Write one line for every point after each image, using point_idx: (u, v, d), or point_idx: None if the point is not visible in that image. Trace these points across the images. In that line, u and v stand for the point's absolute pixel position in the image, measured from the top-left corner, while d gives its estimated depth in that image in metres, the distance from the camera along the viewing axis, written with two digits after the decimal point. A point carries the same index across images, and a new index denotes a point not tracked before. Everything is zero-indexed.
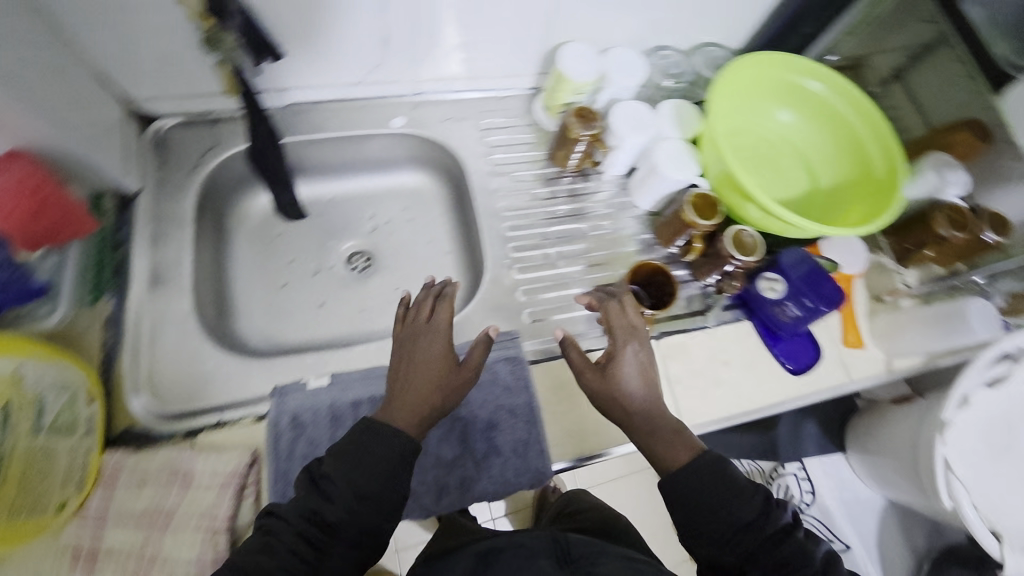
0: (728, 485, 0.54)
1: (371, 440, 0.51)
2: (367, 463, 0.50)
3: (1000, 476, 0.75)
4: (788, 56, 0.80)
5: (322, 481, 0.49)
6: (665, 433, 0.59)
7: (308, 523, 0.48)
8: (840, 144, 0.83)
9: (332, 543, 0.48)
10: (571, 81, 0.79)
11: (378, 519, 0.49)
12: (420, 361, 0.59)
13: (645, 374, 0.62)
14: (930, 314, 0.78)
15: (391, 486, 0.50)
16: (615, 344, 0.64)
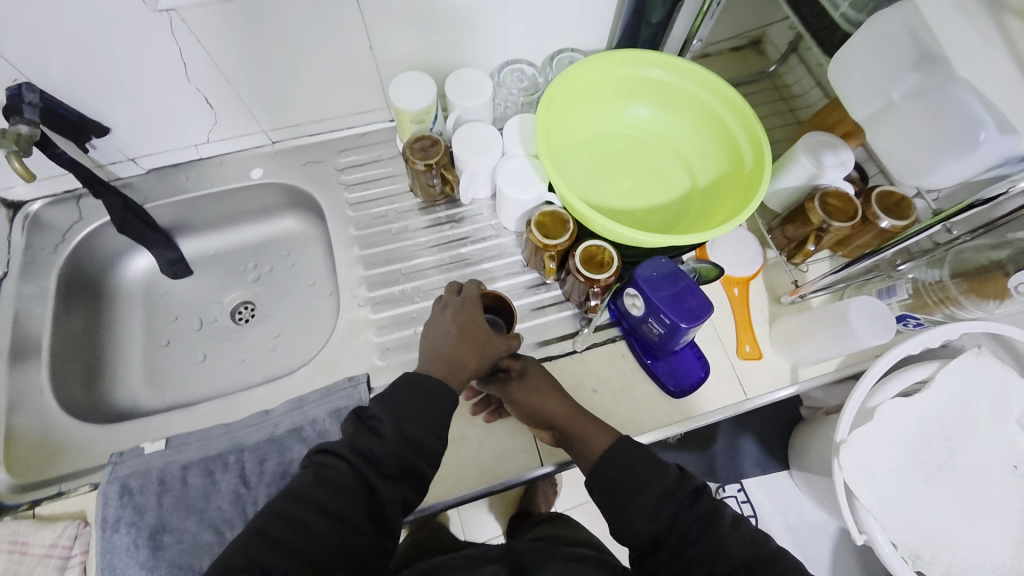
0: (649, 465, 0.52)
1: (419, 396, 0.53)
2: (417, 403, 0.52)
3: (923, 504, 0.63)
4: (632, 51, 0.75)
5: (373, 418, 0.52)
6: (591, 424, 0.59)
7: (363, 458, 0.49)
8: (708, 135, 0.76)
9: (394, 476, 0.50)
10: (406, 111, 0.77)
11: (423, 458, 0.52)
12: (466, 333, 0.59)
13: (555, 387, 0.64)
14: (826, 314, 0.67)
15: (439, 425, 0.53)
16: (525, 364, 0.66)
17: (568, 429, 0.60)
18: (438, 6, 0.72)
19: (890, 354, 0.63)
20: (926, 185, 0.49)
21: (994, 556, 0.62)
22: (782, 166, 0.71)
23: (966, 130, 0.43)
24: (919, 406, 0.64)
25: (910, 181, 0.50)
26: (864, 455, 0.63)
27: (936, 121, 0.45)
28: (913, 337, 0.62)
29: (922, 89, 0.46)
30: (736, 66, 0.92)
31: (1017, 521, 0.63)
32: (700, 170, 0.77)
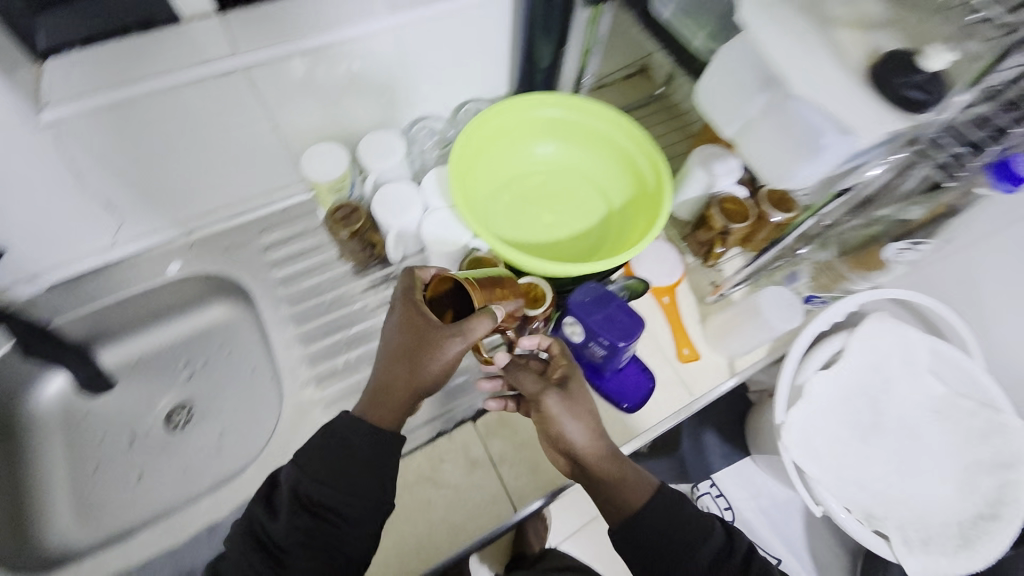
0: (684, 520, 0.55)
1: (313, 457, 0.52)
2: (319, 472, 0.51)
3: (861, 465, 0.69)
4: (528, 98, 0.80)
5: (277, 496, 0.52)
6: (625, 472, 0.56)
7: (263, 541, 0.51)
8: (613, 161, 0.82)
9: (292, 556, 0.50)
10: (320, 182, 0.77)
11: (329, 530, 0.51)
12: (390, 357, 0.53)
13: (585, 421, 0.57)
14: (746, 307, 0.72)
15: (345, 496, 0.51)
16: (536, 395, 0.57)
17: (594, 471, 0.56)
18: (336, 80, 0.74)
19: (806, 333, 0.70)
20: (790, 186, 0.54)
21: (932, 500, 0.67)
22: (681, 180, 0.77)
23: (816, 135, 0.49)
24: (840, 376, 0.71)
25: (775, 183, 0.55)
26: (802, 431, 0.68)
27: (791, 129, 0.51)
28: (820, 316, 0.69)
29: (771, 109, 0.52)
30: (629, 93, 0.98)
31: (944, 461, 0.70)
32: (611, 194, 0.83)
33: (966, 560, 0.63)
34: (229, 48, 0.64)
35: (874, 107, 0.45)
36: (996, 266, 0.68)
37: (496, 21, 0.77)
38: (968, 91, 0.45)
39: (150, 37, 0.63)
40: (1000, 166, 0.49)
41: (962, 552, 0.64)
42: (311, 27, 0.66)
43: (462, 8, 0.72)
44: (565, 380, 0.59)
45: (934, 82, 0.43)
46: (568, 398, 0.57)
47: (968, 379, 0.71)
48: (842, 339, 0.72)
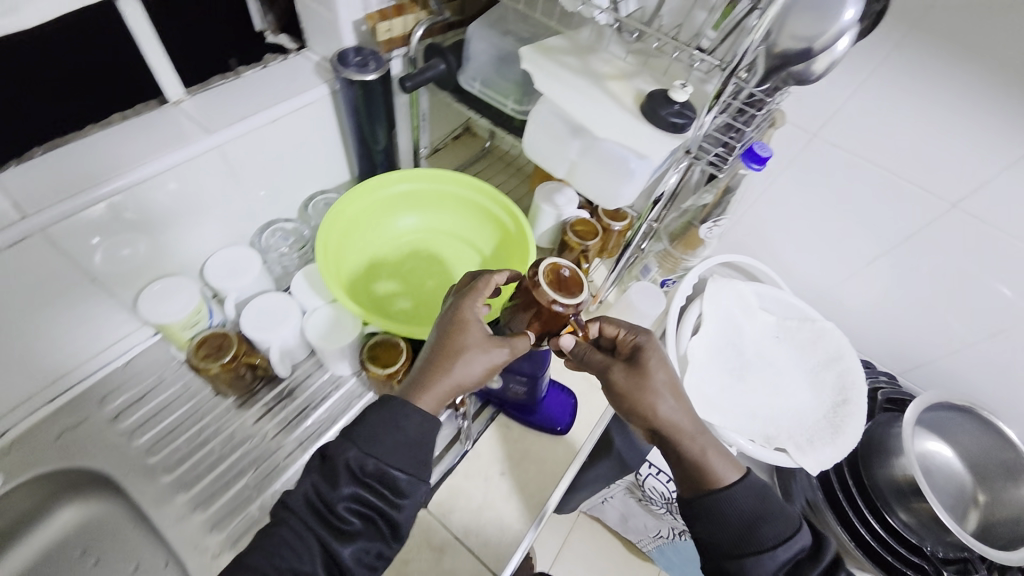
0: (770, 518, 0.52)
1: (382, 429, 0.48)
2: (378, 441, 0.48)
3: (748, 399, 0.83)
4: (374, 181, 0.82)
5: (334, 463, 0.47)
6: (710, 446, 0.56)
7: (321, 510, 0.46)
8: (473, 218, 0.88)
9: (354, 528, 0.46)
10: (169, 324, 0.68)
11: (388, 503, 0.47)
12: (449, 338, 0.52)
13: (666, 392, 0.57)
14: (620, 307, 0.81)
15: (404, 468, 0.48)
16: (612, 369, 0.58)
17: (679, 442, 0.56)
18: (161, 211, 0.68)
19: (673, 311, 0.85)
20: (617, 207, 0.65)
21: (803, 405, 0.83)
22: (534, 217, 0.87)
23: (624, 164, 0.60)
24: (707, 335, 0.86)
25: (606, 206, 0.65)
26: (699, 391, 0.80)
27: (605, 163, 0.62)
28: (678, 293, 0.85)
29: (585, 151, 0.63)
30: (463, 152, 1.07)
31: (799, 373, 0.87)
32: (479, 247, 0.87)
33: (843, 441, 0.78)
34: (15, 213, 0.56)
35: (656, 136, 0.58)
36: (774, 219, 0.90)
37: (321, 119, 0.79)
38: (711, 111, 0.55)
39: None
40: (749, 152, 0.62)
41: (837, 437, 0.78)
42: (124, 166, 0.62)
43: (285, 114, 0.73)
44: (640, 353, 0.58)
45: (686, 108, 0.58)
46: (644, 371, 0.57)
47: (787, 305, 0.92)
48: (698, 306, 0.87)
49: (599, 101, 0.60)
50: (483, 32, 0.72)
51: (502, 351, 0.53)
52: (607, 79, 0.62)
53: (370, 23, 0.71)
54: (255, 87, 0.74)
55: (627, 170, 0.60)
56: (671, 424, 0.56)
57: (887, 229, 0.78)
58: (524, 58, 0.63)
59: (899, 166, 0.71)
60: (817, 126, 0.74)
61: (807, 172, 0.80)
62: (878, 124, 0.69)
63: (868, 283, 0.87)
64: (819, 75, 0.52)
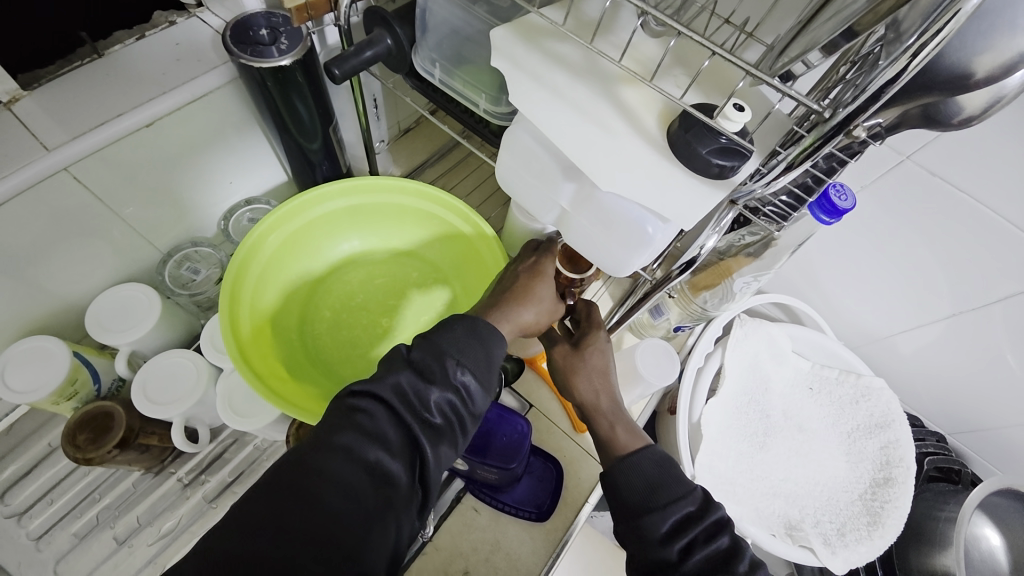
0: (665, 478, 0.44)
1: (474, 334, 0.42)
2: (464, 347, 0.41)
3: (769, 474, 0.69)
4: (306, 195, 0.62)
5: (424, 358, 0.40)
6: (625, 420, 0.50)
7: (409, 400, 0.38)
8: (439, 236, 0.68)
9: (440, 426, 0.39)
10: (31, 404, 0.53)
11: (472, 411, 0.41)
12: (529, 281, 0.52)
13: (602, 371, 0.53)
14: (622, 368, 0.66)
15: (486, 381, 0.42)
16: (555, 336, 0.56)
17: (592, 418, 0.51)
18: (7, 249, 0.51)
19: (689, 371, 0.69)
20: (626, 276, 0.46)
21: (836, 480, 0.70)
22: (512, 220, 0.63)
23: (639, 226, 0.41)
24: (726, 396, 0.70)
25: (610, 275, 0.46)
26: (709, 468, 0.66)
27: (609, 216, 0.43)
28: (697, 352, 0.70)
29: (583, 199, 0.44)
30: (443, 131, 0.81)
31: (830, 438, 0.73)
32: (450, 272, 0.68)
33: (881, 537, 0.66)
34: None
35: (689, 188, 0.38)
36: (825, 249, 0.70)
37: (229, 111, 0.59)
38: (806, 161, 0.35)
39: None
40: (818, 200, 0.41)
41: (875, 532, 0.66)
42: None
43: (165, 112, 0.53)
44: (586, 333, 0.55)
45: (743, 141, 0.36)
46: (582, 350, 0.54)
47: (828, 352, 0.74)
48: (719, 357, 0.70)
49: (605, 124, 0.40)
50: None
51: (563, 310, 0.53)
52: (621, 84, 0.41)
53: None
54: (126, 75, 0.54)
55: (644, 234, 0.41)
56: (589, 402, 0.52)
57: (978, 281, 0.59)
58: (494, 48, 0.42)
59: (1013, 209, 0.51)
60: (908, 146, 0.53)
61: (882, 203, 0.59)
62: (1002, 151, 0.48)
63: (937, 338, 0.69)
64: (967, 110, 0.32)
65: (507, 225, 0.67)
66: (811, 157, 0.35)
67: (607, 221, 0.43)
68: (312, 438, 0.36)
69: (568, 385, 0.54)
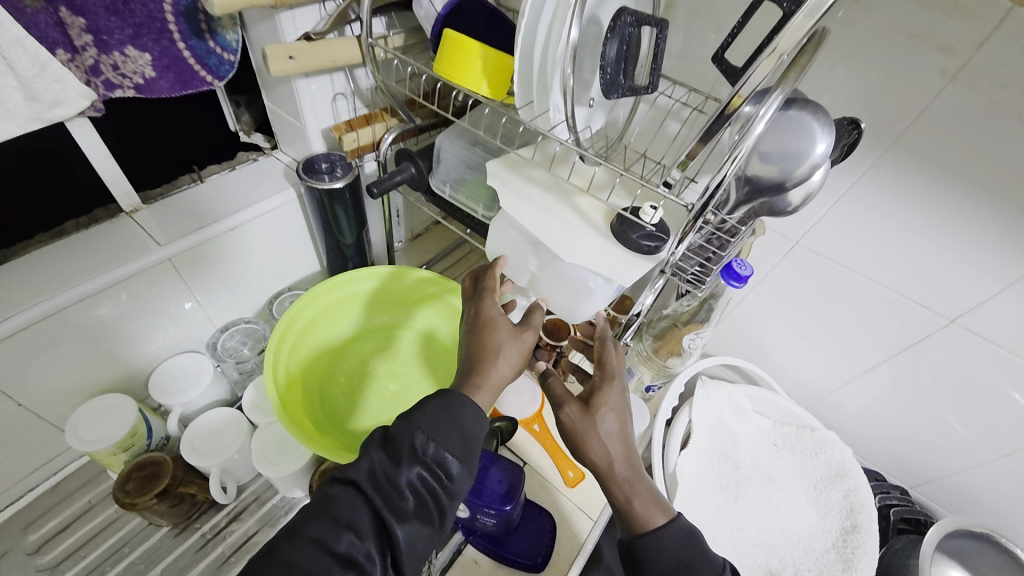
0: (692, 560, 0.44)
1: (445, 412, 0.45)
2: (439, 425, 0.44)
3: (746, 525, 0.75)
4: (330, 282, 0.78)
5: (398, 440, 0.44)
6: (643, 490, 0.48)
7: (381, 485, 0.43)
8: (435, 311, 0.83)
9: (410, 508, 0.42)
10: (93, 454, 0.62)
11: (445, 489, 0.44)
12: (481, 337, 0.51)
13: (621, 432, 0.49)
14: None
15: (460, 456, 0.45)
16: (562, 398, 0.51)
17: (606, 486, 0.49)
18: (103, 322, 0.64)
19: (659, 423, 0.79)
20: (577, 321, 0.62)
21: (808, 530, 0.76)
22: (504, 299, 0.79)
23: (585, 282, 0.58)
24: (697, 449, 0.79)
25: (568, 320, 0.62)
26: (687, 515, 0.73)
27: (568, 282, 0.59)
28: (664, 403, 0.79)
29: (547, 257, 0.60)
30: (448, 233, 1.01)
31: (799, 490, 0.80)
32: (445, 340, 0.82)
33: None
34: None
35: (627, 259, 0.54)
36: (762, 318, 0.85)
37: (288, 219, 0.78)
38: (690, 231, 0.51)
39: None
40: (726, 269, 0.58)
41: None
42: (53, 287, 0.60)
43: (244, 222, 0.72)
44: (595, 390, 0.51)
45: (658, 230, 0.54)
46: (594, 413, 0.49)
47: (785, 411, 0.84)
48: (687, 414, 0.80)
49: (566, 220, 0.57)
50: (453, 142, 0.72)
51: (529, 336, 0.53)
52: (576, 195, 0.60)
53: (337, 134, 0.72)
54: (217, 196, 0.73)
55: (586, 287, 0.57)
56: (606, 467, 0.48)
57: (882, 336, 0.73)
58: (490, 174, 0.62)
59: (881, 274, 0.67)
60: (794, 234, 0.72)
61: (791, 275, 0.76)
62: (857, 235, 0.66)
63: (870, 388, 0.80)
64: (796, 203, 0.51)
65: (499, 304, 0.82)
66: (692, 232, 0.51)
67: (564, 280, 0.59)
68: (289, 531, 0.41)
69: (580, 449, 0.49)
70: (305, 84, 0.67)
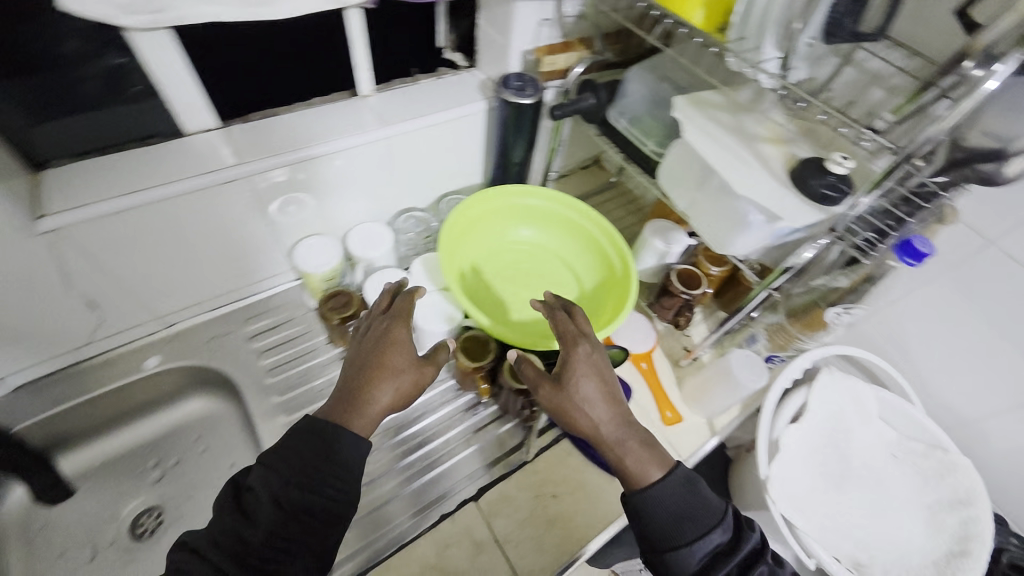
0: (692, 512, 0.51)
1: (313, 452, 0.50)
2: (312, 473, 0.50)
3: (842, 513, 0.74)
4: (492, 192, 0.89)
5: (260, 494, 0.49)
6: (635, 448, 0.53)
7: (228, 548, 0.47)
8: (574, 239, 0.93)
9: (280, 550, 0.48)
10: (310, 275, 0.82)
11: (315, 529, 0.49)
12: (382, 355, 0.56)
13: (602, 391, 0.55)
14: (718, 368, 0.81)
15: (331, 496, 0.50)
16: (537, 379, 0.57)
17: (598, 447, 0.55)
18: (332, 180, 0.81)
19: (774, 389, 0.78)
20: (726, 253, 0.66)
21: (909, 541, 0.73)
22: (639, 248, 0.88)
23: (744, 214, 0.61)
24: (808, 428, 0.77)
25: (716, 249, 0.66)
26: (786, 478, 0.73)
27: (740, 222, 0.62)
28: (783, 373, 0.78)
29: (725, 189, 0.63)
30: (587, 180, 1.11)
31: (908, 502, 0.76)
32: (576, 268, 0.92)
33: None
34: (235, 157, 0.71)
35: (801, 207, 0.56)
36: (916, 324, 0.79)
37: (474, 128, 0.89)
38: (868, 194, 0.55)
39: (154, 150, 0.69)
40: (903, 245, 0.58)
41: None
42: (306, 141, 0.75)
43: (444, 121, 0.84)
44: (563, 367, 0.57)
45: (843, 180, 0.55)
46: (566, 386, 0.55)
47: (913, 423, 0.79)
48: (803, 394, 0.79)
49: (746, 161, 0.60)
50: (642, 76, 0.77)
51: (426, 372, 0.58)
52: (759, 140, 0.62)
53: (539, 54, 0.81)
54: (426, 93, 0.86)
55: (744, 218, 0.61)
56: (592, 431, 0.55)
57: None
58: (675, 107, 0.66)
59: None
60: (992, 233, 0.65)
61: (970, 281, 0.70)
62: None
63: None
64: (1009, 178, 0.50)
65: (634, 249, 0.91)
66: (881, 189, 0.54)
67: (728, 213, 0.63)
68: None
69: (563, 418, 0.55)
70: (522, 6, 0.75)
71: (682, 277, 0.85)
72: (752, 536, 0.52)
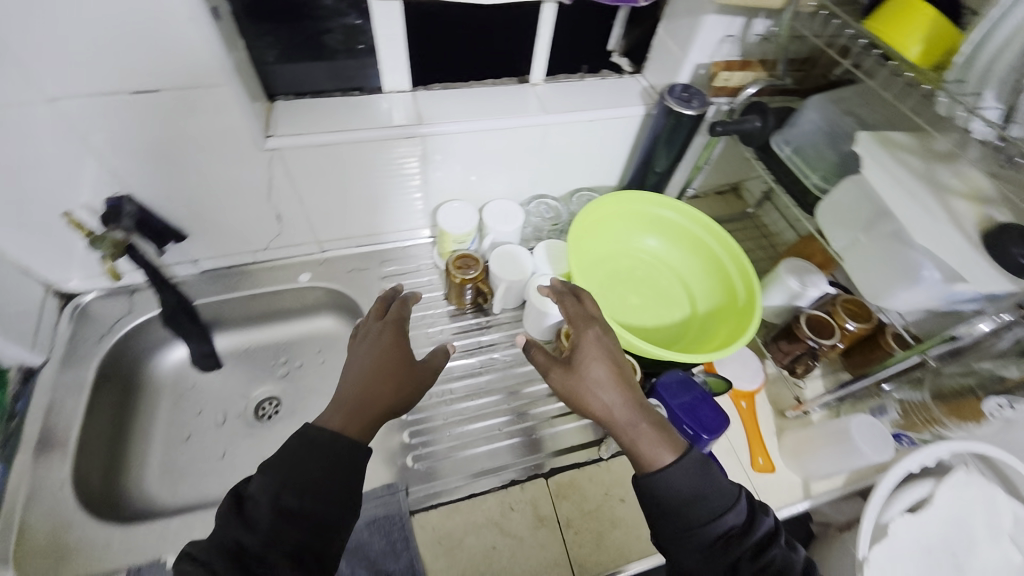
0: (705, 492, 0.51)
1: (309, 458, 0.52)
2: (310, 478, 0.51)
3: None
4: (629, 196, 0.90)
5: (260, 500, 0.50)
6: (648, 430, 0.54)
7: (234, 548, 0.48)
8: (698, 258, 0.91)
9: (287, 550, 0.48)
10: (447, 233, 0.89)
11: (321, 527, 0.50)
12: (380, 359, 0.60)
13: (613, 368, 0.57)
14: (829, 429, 0.75)
15: (335, 496, 0.51)
16: (548, 363, 0.59)
17: (612, 431, 0.55)
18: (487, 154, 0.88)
19: (892, 473, 0.67)
20: (881, 306, 0.65)
21: None
22: (769, 283, 0.84)
23: (917, 269, 0.59)
24: (925, 523, 0.68)
25: (872, 300, 0.65)
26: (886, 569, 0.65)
27: (910, 277, 0.60)
28: (910, 455, 0.66)
29: (899, 238, 0.60)
30: (721, 206, 1.07)
31: None
32: (694, 287, 0.90)
33: None
34: (418, 118, 0.80)
35: (990, 274, 0.51)
36: None
37: (626, 131, 0.91)
38: None
39: (358, 100, 0.81)
40: None
41: None
42: (476, 115, 0.83)
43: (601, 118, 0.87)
44: (574, 353, 0.59)
45: None
46: (577, 372, 0.57)
47: None
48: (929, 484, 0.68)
49: (932, 211, 0.55)
50: (822, 106, 0.73)
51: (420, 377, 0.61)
52: (952, 195, 0.56)
53: (715, 69, 0.81)
54: (589, 90, 0.90)
55: (917, 272, 0.59)
56: (605, 415, 0.55)
57: None
58: (858, 142, 0.62)
59: None
60: None
61: None
62: None
63: None
64: None
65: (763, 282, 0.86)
66: None
67: (901, 267, 0.60)
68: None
69: (576, 403, 0.57)
70: (712, 19, 0.75)
71: (813, 323, 0.79)
72: (764, 517, 0.52)
